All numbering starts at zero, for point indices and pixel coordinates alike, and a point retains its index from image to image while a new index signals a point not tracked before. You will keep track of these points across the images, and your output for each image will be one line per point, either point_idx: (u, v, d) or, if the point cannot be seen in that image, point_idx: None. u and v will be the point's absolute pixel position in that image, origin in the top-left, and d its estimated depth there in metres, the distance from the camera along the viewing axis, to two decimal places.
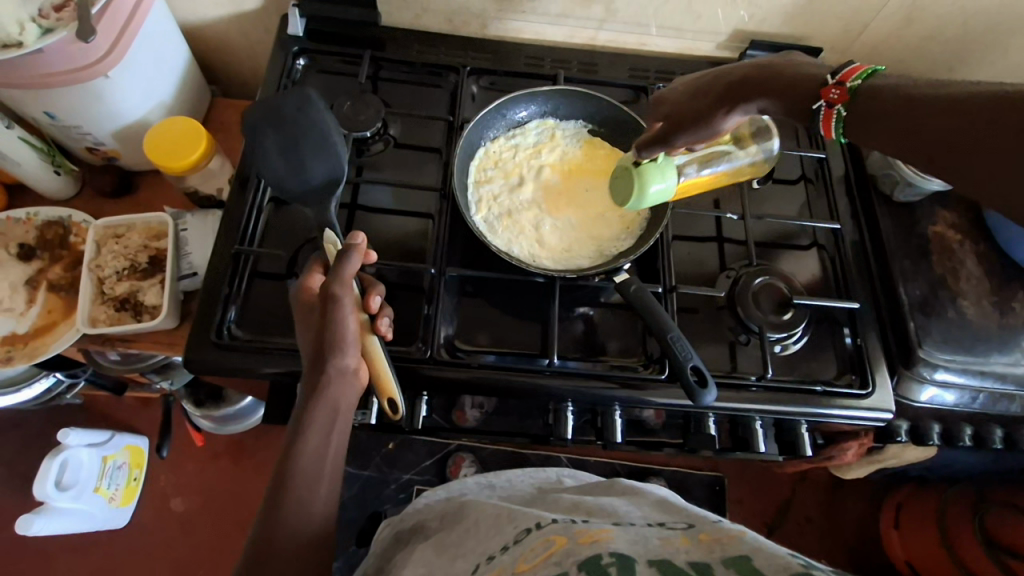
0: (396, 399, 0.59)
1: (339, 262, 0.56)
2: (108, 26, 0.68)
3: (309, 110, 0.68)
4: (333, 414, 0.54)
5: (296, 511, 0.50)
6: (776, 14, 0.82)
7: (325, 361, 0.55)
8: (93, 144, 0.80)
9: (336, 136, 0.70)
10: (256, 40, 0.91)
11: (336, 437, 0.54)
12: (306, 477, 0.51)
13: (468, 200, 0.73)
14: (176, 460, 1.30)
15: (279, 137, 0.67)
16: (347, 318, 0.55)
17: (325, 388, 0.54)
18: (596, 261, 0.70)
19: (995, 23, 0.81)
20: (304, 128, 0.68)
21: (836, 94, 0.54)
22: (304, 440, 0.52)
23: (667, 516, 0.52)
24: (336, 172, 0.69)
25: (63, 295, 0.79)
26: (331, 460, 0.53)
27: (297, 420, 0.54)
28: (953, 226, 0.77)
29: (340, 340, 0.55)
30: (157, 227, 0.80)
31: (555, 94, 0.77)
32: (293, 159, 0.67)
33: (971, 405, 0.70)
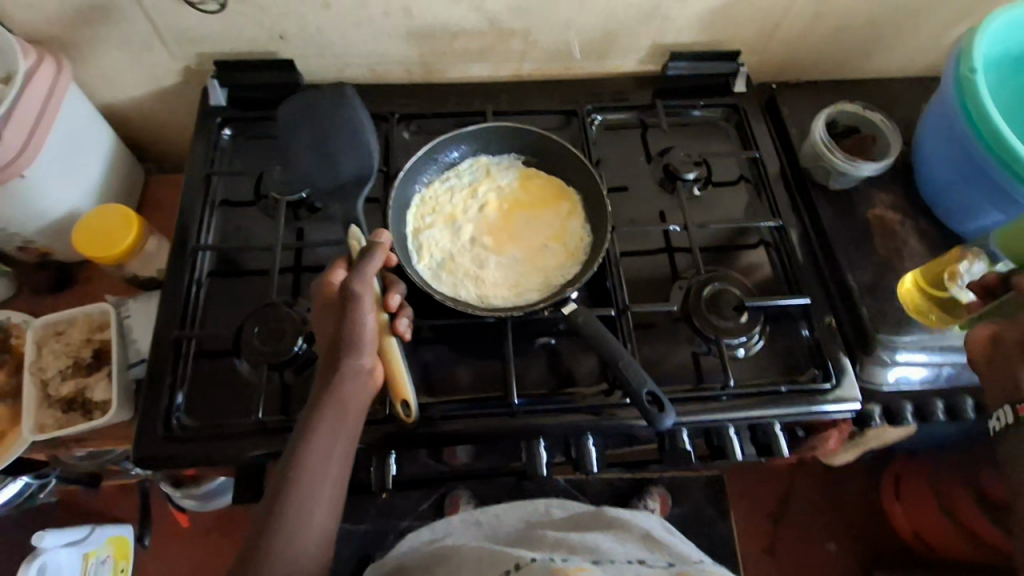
0: (410, 401, 0.62)
1: (362, 260, 0.58)
2: (19, 126, 0.67)
3: (343, 112, 0.75)
4: (342, 412, 0.54)
5: (293, 522, 0.48)
6: (691, 24, 0.83)
7: (341, 356, 0.55)
8: (23, 243, 0.78)
9: (370, 135, 0.74)
10: (183, 114, 0.89)
11: (344, 441, 0.53)
12: (308, 484, 0.50)
13: (409, 250, 0.72)
14: (162, 545, 1.25)
15: (314, 135, 0.74)
16: (363, 309, 0.56)
17: (338, 385, 0.54)
18: (545, 293, 0.70)
19: (899, 8, 0.83)
20: (336, 124, 0.75)
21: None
22: (309, 441, 0.52)
23: (643, 553, 0.55)
24: (362, 169, 0.73)
25: (8, 404, 0.76)
26: (336, 465, 0.52)
27: (305, 419, 0.53)
28: (891, 207, 0.79)
29: (355, 334, 0.55)
30: (98, 318, 0.78)
31: (483, 134, 0.77)
32: (327, 157, 0.74)
33: (936, 380, 0.73)
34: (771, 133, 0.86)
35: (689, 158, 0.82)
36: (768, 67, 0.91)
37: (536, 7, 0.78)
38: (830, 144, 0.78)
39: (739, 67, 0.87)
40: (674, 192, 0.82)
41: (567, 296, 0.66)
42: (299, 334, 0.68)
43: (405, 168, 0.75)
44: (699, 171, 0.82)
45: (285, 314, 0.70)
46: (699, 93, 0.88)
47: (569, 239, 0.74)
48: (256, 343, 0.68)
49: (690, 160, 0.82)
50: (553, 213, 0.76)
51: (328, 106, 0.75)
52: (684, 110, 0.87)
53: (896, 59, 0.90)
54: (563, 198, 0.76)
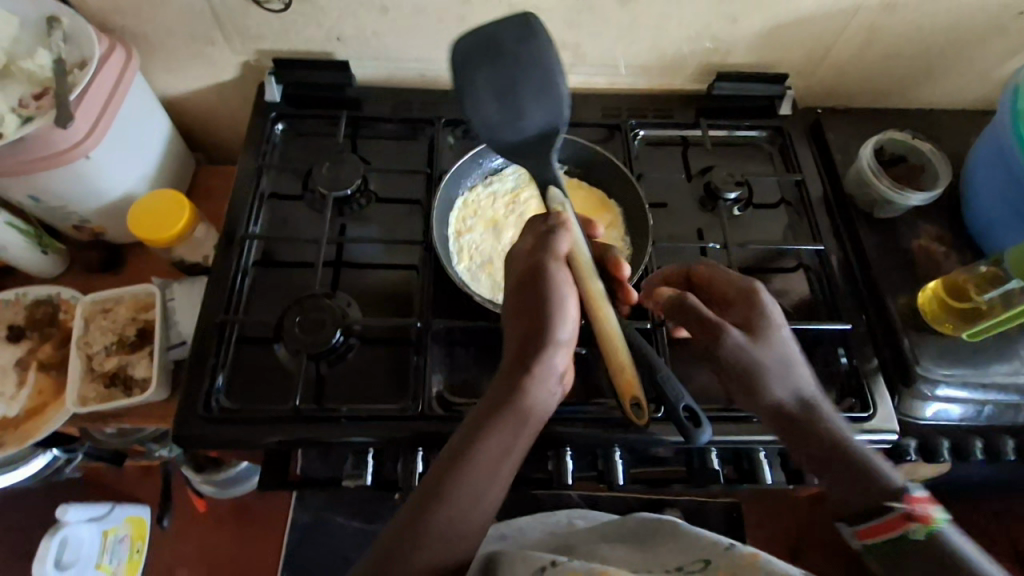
0: (641, 402, 0.54)
1: (550, 240, 0.53)
2: (88, 109, 0.71)
3: (528, 44, 0.58)
4: (526, 417, 0.51)
5: (453, 527, 0.47)
6: (741, 45, 0.83)
7: (536, 358, 0.51)
8: (79, 222, 0.81)
9: (560, 79, 0.60)
10: (237, 107, 0.92)
11: (516, 451, 0.50)
12: (478, 487, 0.48)
13: (449, 251, 0.73)
14: (183, 529, 1.22)
15: (494, 76, 0.59)
16: (568, 305, 0.52)
17: (527, 390, 0.50)
18: None
19: (952, 38, 0.83)
20: (522, 64, 0.59)
21: (921, 511, 0.48)
22: (481, 443, 0.49)
23: (678, 555, 0.52)
24: (550, 124, 0.60)
25: (53, 375, 0.79)
26: (502, 473, 0.50)
27: (482, 417, 0.51)
28: (937, 239, 0.78)
29: (553, 334, 0.51)
30: (144, 298, 0.80)
31: None
32: (512, 109, 0.59)
33: (976, 418, 0.71)
34: (816, 158, 0.86)
35: (732, 178, 0.82)
36: (815, 92, 0.91)
37: (588, 20, 0.80)
38: (877, 171, 0.78)
39: (786, 91, 0.88)
40: (714, 211, 0.82)
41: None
42: (339, 326, 0.69)
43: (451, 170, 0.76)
44: (740, 192, 0.82)
45: (324, 306, 0.70)
46: (743, 114, 0.89)
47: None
48: (298, 333, 0.69)
49: (732, 180, 0.82)
50: (593, 224, 0.77)
51: (517, 38, 0.58)
52: (728, 130, 0.87)
53: (944, 92, 0.90)
54: (604, 210, 0.77)
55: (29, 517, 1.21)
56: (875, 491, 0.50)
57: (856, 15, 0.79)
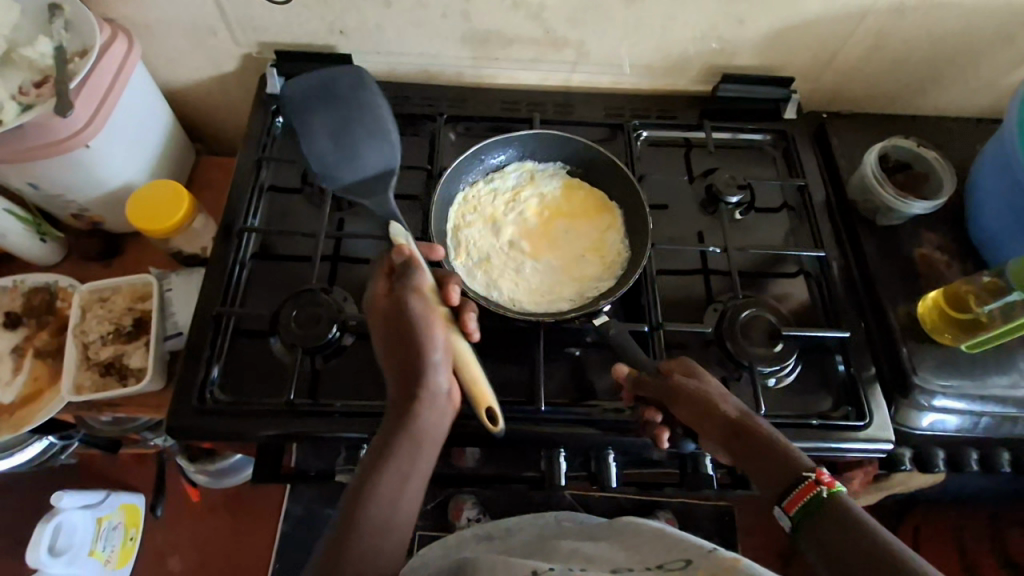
0: (495, 407, 0.58)
1: (404, 279, 0.57)
2: (88, 98, 0.70)
3: (360, 98, 0.76)
4: (417, 442, 0.54)
5: (365, 556, 0.49)
6: (747, 47, 0.82)
7: (418, 387, 0.54)
8: (77, 210, 0.81)
9: (391, 126, 0.75)
10: (238, 98, 0.92)
11: (416, 474, 0.54)
12: (381, 516, 0.51)
13: (447, 246, 0.73)
14: (175, 519, 1.23)
15: (332, 121, 0.75)
16: (435, 333, 0.55)
17: (415, 417, 0.54)
18: (577, 304, 0.70)
19: (961, 45, 0.82)
20: (352, 110, 0.75)
21: (826, 479, 0.51)
22: (380, 475, 0.52)
23: (658, 553, 0.52)
24: (383, 158, 0.73)
25: (49, 362, 0.79)
26: (403, 499, 0.53)
27: (377, 449, 0.54)
28: (939, 248, 0.78)
29: (429, 362, 0.55)
30: (141, 288, 0.80)
31: (530, 139, 0.78)
32: (345, 146, 0.73)
33: (972, 429, 0.70)
34: (819, 163, 0.85)
35: (734, 181, 0.81)
36: (821, 96, 0.90)
37: (592, 18, 0.79)
38: (881, 177, 0.77)
39: (792, 94, 0.87)
40: (714, 213, 0.81)
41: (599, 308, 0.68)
42: (334, 322, 0.70)
43: (450, 167, 0.76)
44: (742, 196, 0.81)
45: (322, 300, 0.71)
46: (747, 117, 0.88)
47: (607, 252, 0.74)
48: (294, 328, 0.69)
49: (734, 183, 0.81)
50: (592, 226, 0.76)
51: (350, 90, 0.76)
52: (731, 132, 0.86)
53: (951, 99, 0.89)
54: (604, 211, 0.77)
55: (24, 502, 1.22)
56: (787, 472, 0.53)
57: (864, 19, 0.78)
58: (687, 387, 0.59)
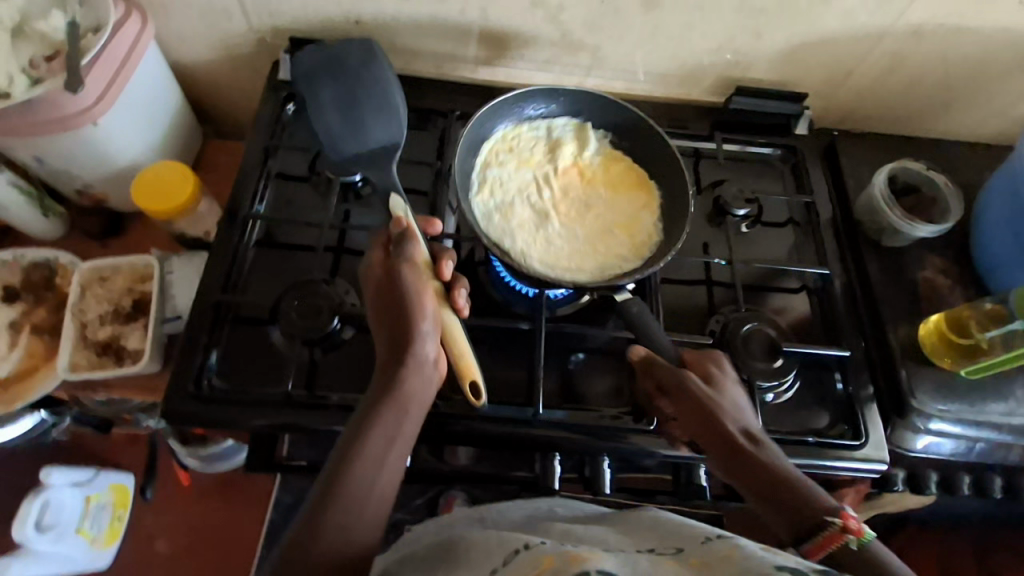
0: (479, 381, 0.61)
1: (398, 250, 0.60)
2: (99, 76, 0.70)
3: (368, 70, 0.76)
4: (405, 407, 0.55)
5: (345, 515, 0.50)
6: (763, 61, 0.82)
7: (405, 353, 0.57)
8: (81, 187, 0.81)
9: (398, 102, 0.76)
10: (248, 83, 0.91)
11: (399, 439, 0.55)
12: (365, 477, 0.51)
13: (471, 181, 0.74)
14: (164, 500, 1.22)
15: (343, 94, 0.74)
16: (425, 303, 0.59)
17: (402, 381, 0.56)
18: (596, 277, 0.69)
19: (976, 71, 0.82)
20: (360, 82, 0.75)
21: (854, 526, 0.48)
22: (366, 436, 0.53)
23: (655, 540, 0.48)
24: (388, 132, 0.74)
25: (45, 339, 0.79)
26: (386, 462, 0.53)
27: (365, 412, 0.55)
28: (942, 272, 0.78)
29: (416, 329, 0.57)
30: (142, 270, 0.80)
31: (577, 96, 0.78)
32: (355, 121, 0.73)
33: (967, 454, 0.71)
34: (827, 179, 0.85)
35: (742, 195, 0.81)
36: (832, 113, 0.90)
37: (609, 23, 0.79)
38: (889, 200, 0.77)
39: (803, 110, 0.87)
40: (721, 225, 0.81)
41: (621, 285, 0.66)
42: (336, 313, 0.69)
43: (489, 107, 0.76)
44: (750, 209, 0.81)
45: (324, 292, 0.70)
46: (760, 130, 0.88)
47: (638, 233, 0.74)
48: (294, 317, 0.69)
49: (742, 196, 0.81)
50: (628, 202, 0.76)
51: (358, 63, 0.76)
52: (740, 144, 0.86)
53: (963, 124, 0.89)
54: (640, 188, 0.77)
55: (12, 476, 1.21)
56: (808, 508, 0.51)
57: (881, 40, 0.78)
58: (703, 394, 0.59)
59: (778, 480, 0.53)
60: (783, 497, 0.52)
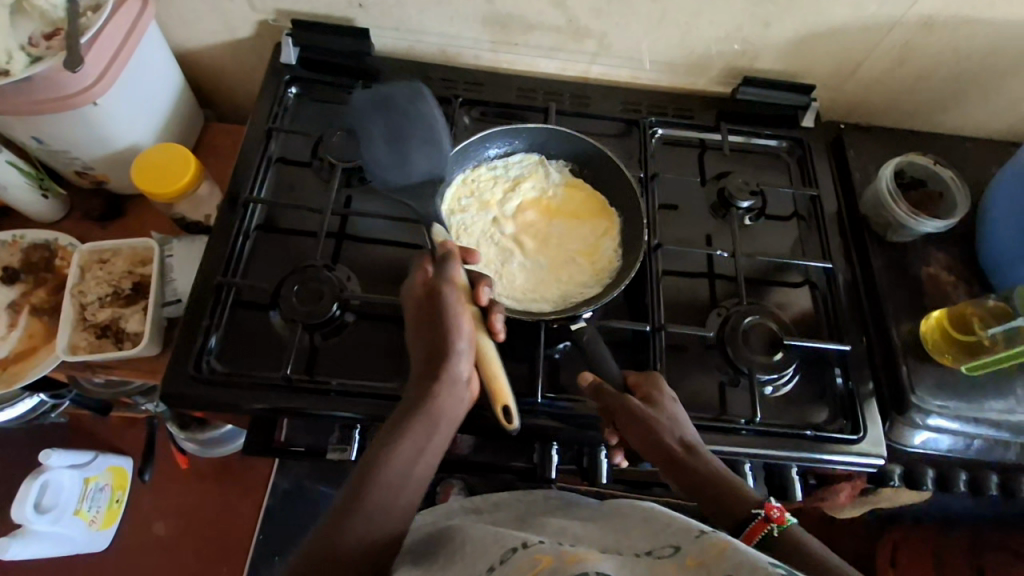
0: (511, 407, 0.56)
1: (441, 269, 0.58)
2: (100, 55, 0.69)
3: (418, 107, 0.73)
4: (434, 422, 0.54)
5: (367, 522, 0.49)
6: (771, 52, 0.81)
7: (438, 369, 0.55)
8: (81, 168, 0.80)
9: (446, 138, 0.72)
10: (250, 66, 0.91)
11: (428, 452, 0.53)
12: (390, 487, 0.51)
13: (438, 227, 0.72)
14: (163, 483, 1.23)
15: (390, 128, 0.72)
16: (462, 322, 0.56)
17: (434, 398, 0.54)
18: (558, 306, 0.69)
19: (985, 66, 0.81)
20: (409, 118, 0.72)
21: (777, 514, 0.49)
22: (395, 446, 0.52)
23: (651, 537, 0.46)
24: (434, 169, 0.72)
25: (45, 320, 0.78)
26: (412, 474, 0.52)
27: (395, 424, 0.54)
28: (946, 268, 0.78)
29: (452, 347, 0.55)
30: (142, 252, 0.79)
31: (537, 132, 0.76)
32: (399, 154, 0.71)
33: (964, 452, 0.71)
34: (833, 173, 0.85)
35: (746, 187, 0.81)
36: (840, 106, 0.89)
37: (616, 10, 0.78)
38: (896, 195, 0.76)
39: (811, 102, 0.86)
40: (725, 217, 0.80)
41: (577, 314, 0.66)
42: (337, 299, 0.69)
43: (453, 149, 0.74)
44: (754, 202, 0.80)
45: (325, 278, 0.70)
46: (766, 121, 0.87)
47: (599, 258, 0.73)
48: (295, 302, 0.69)
49: (747, 189, 0.81)
50: (589, 228, 0.75)
51: (407, 99, 0.73)
52: (745, 137, 0.86)
53: (969, 120, 0.88)
54: (603, 215, 0.76)
55: (12, 457, 1.21)
56: (737, 503, 0.52)
57: (892, 32, 0.78)
58: (639, 409, 0.58)
59: (710, 480, 0.54)
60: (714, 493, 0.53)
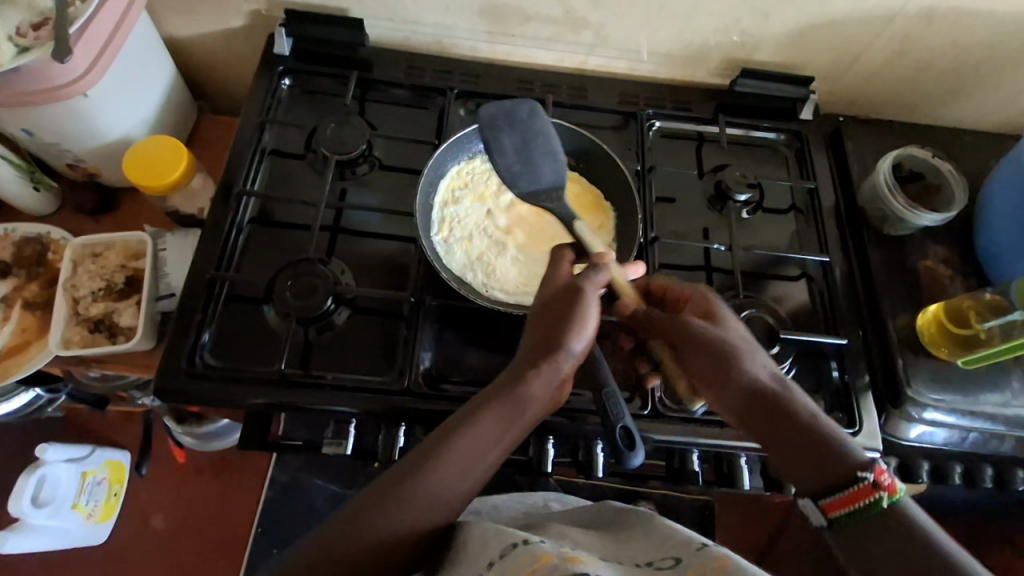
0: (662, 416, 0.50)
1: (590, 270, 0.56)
2: (88, 45, 0.68)
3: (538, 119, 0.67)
4: (527, 407, 0.51)
5: (426, 491, 0.48)
6: (769, 43, 0.81)
7: (548, 357, 0.52)
8: (73, 161, 0.79)
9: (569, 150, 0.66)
10: (244, 57, 0.90)
11: (502, 444, 0.50)
12: (462, 462, 0.49)
13: (430, 220, 0.71)
14: (160, 477, 1.23)
15: (513, 136, 0.66)
16: (590, 317, 0.53)
17: (530, 383, 0.51)
18: None
19: (985, 57, 0.80)
20: (532, 130, 0.66)
21: (887, 481, 0.45)
22: (479, 420, 0.50)
23: (649, 548, 0.49)
24: (560, 176, 0.65)
25: (38, 314, 0.78)
26: (487, 460, 0.50)
27: (486, 397, 0.52)
28: (944, 262, 0.77)
29: (570, 338, 0.53)
30: (135, 246, 0.79)
31: None
32: (524, 162, 0.65)
33: (959, 445, 0.71)
34: (831, 166, 0.84)
35: (745, 179, 0.80)
36: (839, 98, 0.89)
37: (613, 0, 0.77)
38: (894, 188, 0.76)
39: (810, 94, 0.85)
40: (722, 210, 0.80)
41: None
42: (331, 293, 0.68)
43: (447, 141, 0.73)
44: (751, 195, 0.80)
45: (319, 271, 0.69)
46: (764, 114, 0.86)
47: None
48: (288, 296, 0.68)
49: (744, 181, 0.80)
50: (583, 224, 0.74)
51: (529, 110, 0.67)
52: (744, 129, 0.85)
53: (968, 112, 0.88)
54: (597, 211, 0.75)
55: (9, 451, 1.21)
56: (838, 462, 0.48)
57: (891, 23, 0.77)
58: (706, 334, 0.55)
59: (802, 422, 0.51)
60: (808, 441, 0.50)
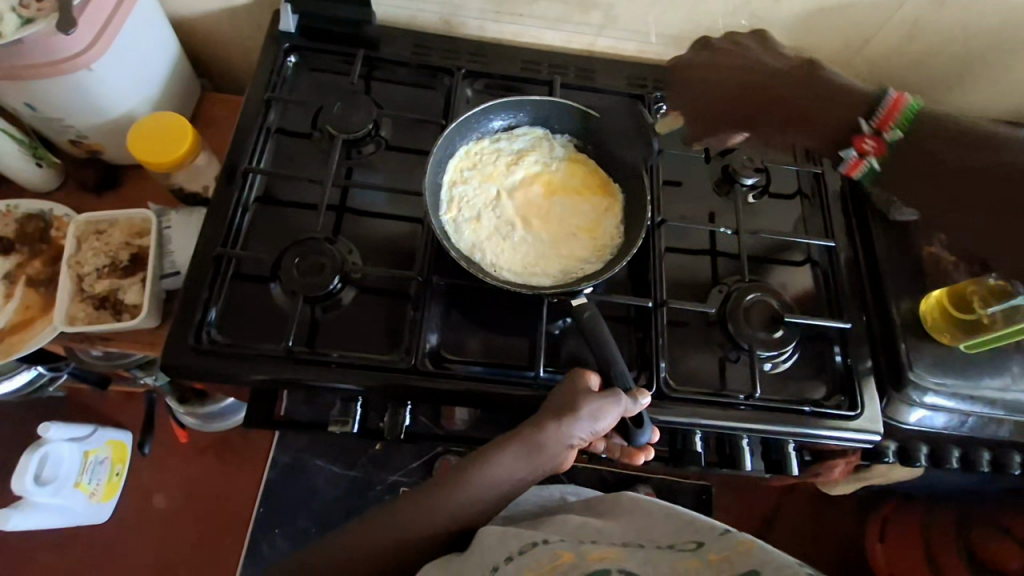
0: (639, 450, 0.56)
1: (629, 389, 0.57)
2: (92, 18, 0.67)
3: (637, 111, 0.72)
4: (533, 454, 0.53)
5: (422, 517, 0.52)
6: (778, 26, 0.80)
7: (567, 423, 0.53)
8: (76, 137, 0.78)
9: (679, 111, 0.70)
10: (249, 35, 0.89)
11: (506, 478, 0.53)
12: (470, 490, 0.52)
13: (438, 199, 0.71)
14: (163, 457, 1.23)
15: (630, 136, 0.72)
16: (609, 418, 0.55)
17: (546, 434, 0.53)
18: (558, 282, 0.68)
19: (994, 42, 0.80)
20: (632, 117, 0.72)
21: (874, 146, 0.68)
22: (498, 454, 0.53)
23: (672, 536, 0.51)
24: None
25: (41, 291, 0.77)
26: (504, 487, 0.54)
27: (504, 434, 0.54)
28: None
29: (593, 421, 0.54)
30: (140, 224, 0.78)
31: (542, 104, 0.75)
32: None
33: (958, 428, 0.72)
34: None
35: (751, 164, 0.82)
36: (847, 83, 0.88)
37: None
38: None
39: None
40: (728, 194, 0.81)
41: (578, 288, 0.64)
42: (338, 272, 0.69)
43: (456, 120, 0.73)
44: (758, 178, 0.81)
45: (325, 251, 0.70)
46: None
47: (600, 235, 0.72)
48: (295, 274, 0.68)
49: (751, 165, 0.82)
50: (590, 205, 0.73)
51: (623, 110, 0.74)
52: None
53: (975, 100, 0.88)
54: (605, 193, 0.74)
55: (11, 429, 1.21)
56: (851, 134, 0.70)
57: (902, 7, 0.76)
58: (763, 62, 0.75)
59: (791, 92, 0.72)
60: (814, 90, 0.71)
